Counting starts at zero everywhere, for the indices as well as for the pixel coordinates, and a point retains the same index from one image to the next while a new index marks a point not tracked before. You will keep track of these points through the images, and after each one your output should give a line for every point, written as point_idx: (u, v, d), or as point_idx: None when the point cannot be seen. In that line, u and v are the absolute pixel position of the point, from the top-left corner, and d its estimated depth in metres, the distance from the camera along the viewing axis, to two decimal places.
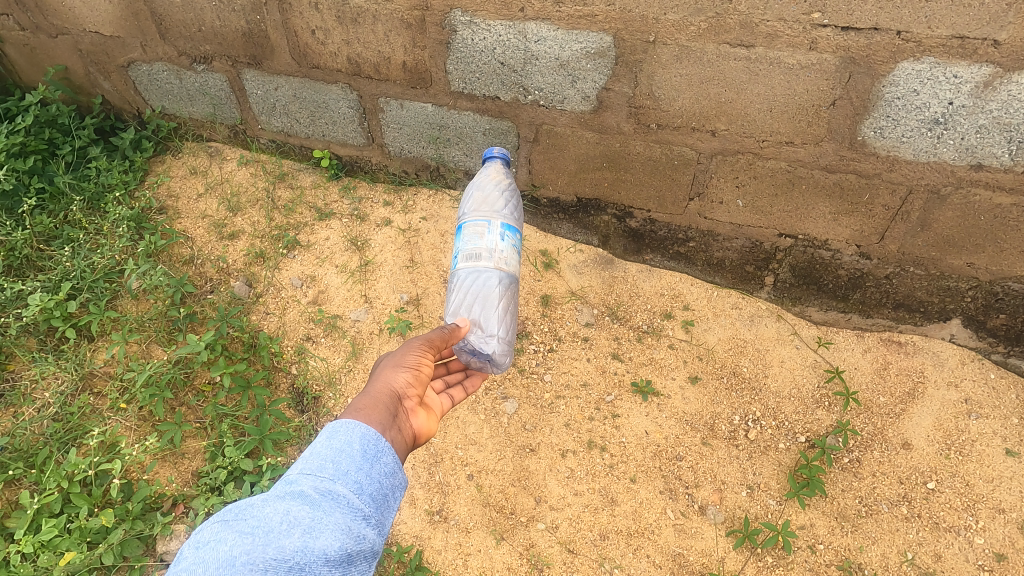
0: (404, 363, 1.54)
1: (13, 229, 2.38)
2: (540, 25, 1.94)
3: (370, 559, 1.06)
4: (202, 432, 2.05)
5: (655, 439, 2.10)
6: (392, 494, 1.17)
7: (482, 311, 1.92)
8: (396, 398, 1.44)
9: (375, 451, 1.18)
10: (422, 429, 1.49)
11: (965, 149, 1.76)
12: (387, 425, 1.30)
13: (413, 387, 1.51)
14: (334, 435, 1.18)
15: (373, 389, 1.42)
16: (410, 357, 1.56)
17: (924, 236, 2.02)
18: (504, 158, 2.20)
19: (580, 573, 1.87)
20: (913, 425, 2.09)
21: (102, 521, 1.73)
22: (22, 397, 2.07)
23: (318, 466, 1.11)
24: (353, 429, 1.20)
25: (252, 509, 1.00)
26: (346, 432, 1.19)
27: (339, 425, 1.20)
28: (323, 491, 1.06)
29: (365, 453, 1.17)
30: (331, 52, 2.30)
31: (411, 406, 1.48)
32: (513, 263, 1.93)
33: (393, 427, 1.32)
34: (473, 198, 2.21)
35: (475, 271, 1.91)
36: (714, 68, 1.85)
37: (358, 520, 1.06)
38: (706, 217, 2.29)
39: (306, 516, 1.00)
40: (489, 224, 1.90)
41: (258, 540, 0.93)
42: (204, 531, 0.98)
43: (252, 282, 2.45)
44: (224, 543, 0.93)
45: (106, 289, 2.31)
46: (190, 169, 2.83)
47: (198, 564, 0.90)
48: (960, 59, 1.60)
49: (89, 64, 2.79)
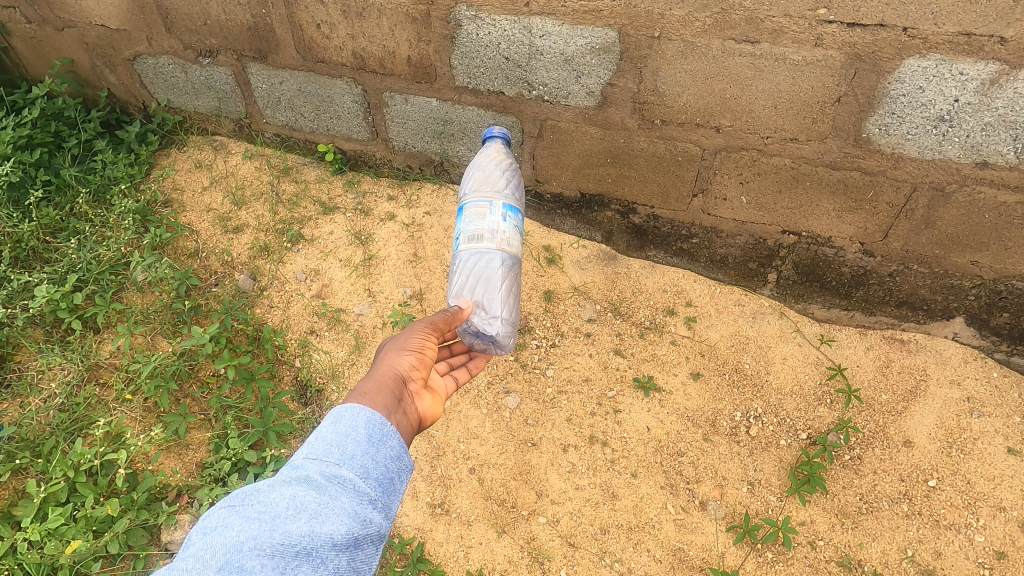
0: (408, 347, 1.55)
1: (20, 221, 2.40)
2: (545, 20, 1.94)
3: (378, 542, 1.07)
4: (206, 424, 2.07)
5: (656, 434, 2.11)
6: (398, 478, 1.18)
7: (486, 294, 1.94)
8: (400, 381, 1.45)
9: (380, 435, 1.18)
10: (426, 413, 1.50)
11: (971, 146, 1.76)
12: (392, 409, 1.31)
13: (417, 370, 1.52)
14: (339, 420, 1.17)
15: (377, 372, 1.43)
16: (413, 340, 1.57)
17: (928, 234, 2.01)
18: (503, 137, 2.21)
19: (580, 567, 1.88)
20: (915, 423, 2.09)
21: (107, 510, 1.76)
22: (29, 387, 2.09)
23: (324, 451, 1.11)
24: (357, 413, 1.20)
25: (258, 495, 1.01)
26: (351, 416, 1.19)
27: (343, 409, 1.20)
28: (329, 476, 1.07)
29: (370, 437, 1.17)
30: (336, 46, 2.30)
31: (415, 390, 1.49)
32: (516, 244, 1.93)
33: (398, 411, 1.33)
34: (474, 177, 2.21)
35: (478, 252, 1.91)
36: (719, 64, 1.85)
37: (364, 505, 1.07)
38: (710, 213, 2.28)
39: (312, 501, 1.01)
40: (491, 206, 1.91)
41: (265, 526, 0.95)
42: (211, 516, 0.99)
43: (257, 275, 2.47)
44: (232, 529, 0.94)
45: (112, 282, 2.32)
46: (195, 162, 2.84)
47: (206, 550, 0.92)
48: (967, 56, 1.60)
49: (95, 57, 2.80)
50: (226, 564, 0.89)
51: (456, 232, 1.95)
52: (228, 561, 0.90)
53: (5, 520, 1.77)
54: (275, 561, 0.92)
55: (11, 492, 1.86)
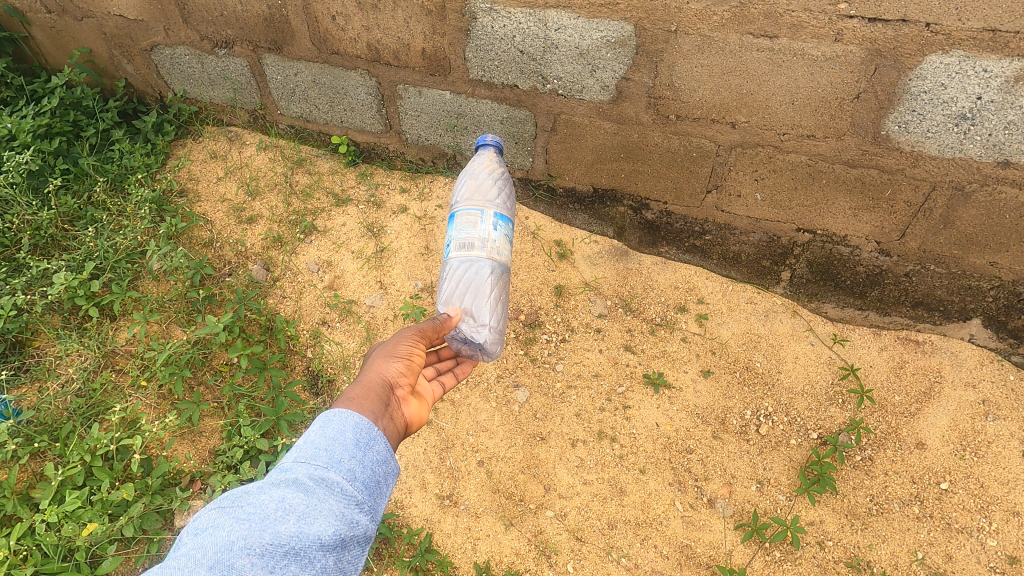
0: (397, 353, 1.57)
1: (40, 208, 2.43)
2: (561, 13, 1.93)
3: (364, 543, 1.09)
4: (220, 412, 2.10)
5: (665, 431, 2.11)
6: (385, 481, 1.19)
7: (475, 302, 1.93)
8: (388, 387, 1.46)
9: (367, 439, 1.19)
10: (413, 418, 1.52)
11: (993, 145, 1.73)
12: (379, 414, 1.32)
13: (406, 376, 1.54)
14: (328, 425, 1.18)
15: (365, 378, 1.45)
16: (402, 347, 1.59)
17: (946, 234, 1.99)
18: (496, 146, 2.22)
19: (587, 561, 1.89)
20: (928, 425, 2.07)
21: (123, 494, 1.78)
22: (48, 372, 2.12)
23: (312, 454, 1.11)
24: (345, 418, 1.21)
25: (248, 496, 1.03)
26: (339, 421, 1.20)
27: (332, 414, 1.21)
28: (318, 479, 1.08)
29: (358, 442, 1.18)
30: (351, 38, 2.30)
31: (403, 395, 1.51)
32: (506, 252, 1.94)
33: (385, 416, 1.34)
34: (466, 185, 2.18)
35: (468, 259, 1.92)
36: (736, 59, 1.83)
37: (351, 507, 1.08)
38: (724, 210, 2.26)
39: (301, 503, 1.02)
40: (484, 213, 1.93)
41: (254, 526, 0.97)
42: (202, 517, 1.01)
43: (270, 266, 2.49)
44: (221, 529, 0.97)
45: (128, 270, 2.35)
46: (210, 153, 2.86)
47: (196, 550, 0.94)
48: (991, 53, 1.57)
49: (113, 47, 2.82)
50: (216, 563, 0.92)
51: (446, 238, 1.93)
52: (218, 560, 0.92)
53: (24, 502, 1.80)
54: (264, 561, 0.94)
55: (29, 475, 1.90)
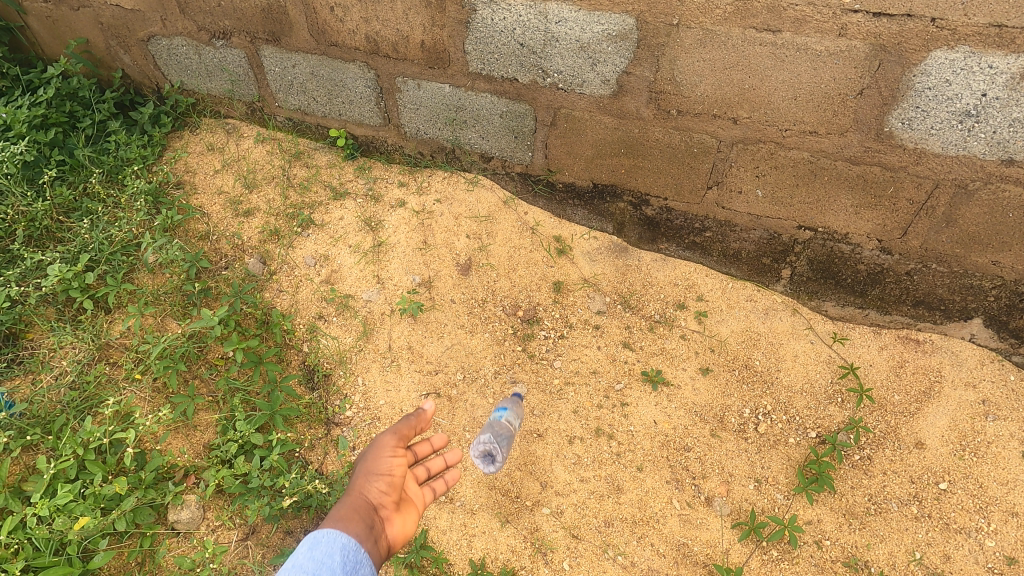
0: (380, 470, 1.52)
1: (34, 199, 2.40)
2: (562, 5, 1.91)
3: None
4: (214, 406, 2.08)
5: (663, 429, 2.09)
6: None
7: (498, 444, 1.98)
8: (373, 510, 1.43)
9: (354, 563, 1.22)
10: (399, 536, 1.47)
11: (997, 143, 1.71)
12: (365, 538, 1.31)
13: (388, 495, 1.49)
14: (315, 546, 1.21)
15: (349, 499, 1.42)
16: (384, 463, 1.53)
17: (949, 233, 1.97)
18: None
19: (584, 559, 1.88)
20: (927, 424, 2.06)
21: (115, 488, 1.77)
22: (41, 364, 2.10)
23: None
24: (334, 541, 1.23)
25: None
26: (327, 543, 1.23)
27: (319, 535, 1.24)
28: None
29: (345, 565, 1.20)
30: (349, 29, 2.28)
31: (387, 515, 1.46)
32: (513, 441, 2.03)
33: (370, 539, 1.33)
34: None
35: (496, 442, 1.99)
36: (738, 53, 1.81)
37: None
38: (725, 207, 2.24)
39: None
40: (519, 403, 2.09)
41: None
42: None
43: (266, 260, 2.47)
44: None
45: (123, 262, 2.32)
46: (207, 145, 2.83)
47: None
48: (996, 49, 1.55)
49: (110, 37, 2.79)
50: None
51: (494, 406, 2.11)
52: None
53: (15, 495, 1.78)
54: None
55: (22, 468, 1.88)
